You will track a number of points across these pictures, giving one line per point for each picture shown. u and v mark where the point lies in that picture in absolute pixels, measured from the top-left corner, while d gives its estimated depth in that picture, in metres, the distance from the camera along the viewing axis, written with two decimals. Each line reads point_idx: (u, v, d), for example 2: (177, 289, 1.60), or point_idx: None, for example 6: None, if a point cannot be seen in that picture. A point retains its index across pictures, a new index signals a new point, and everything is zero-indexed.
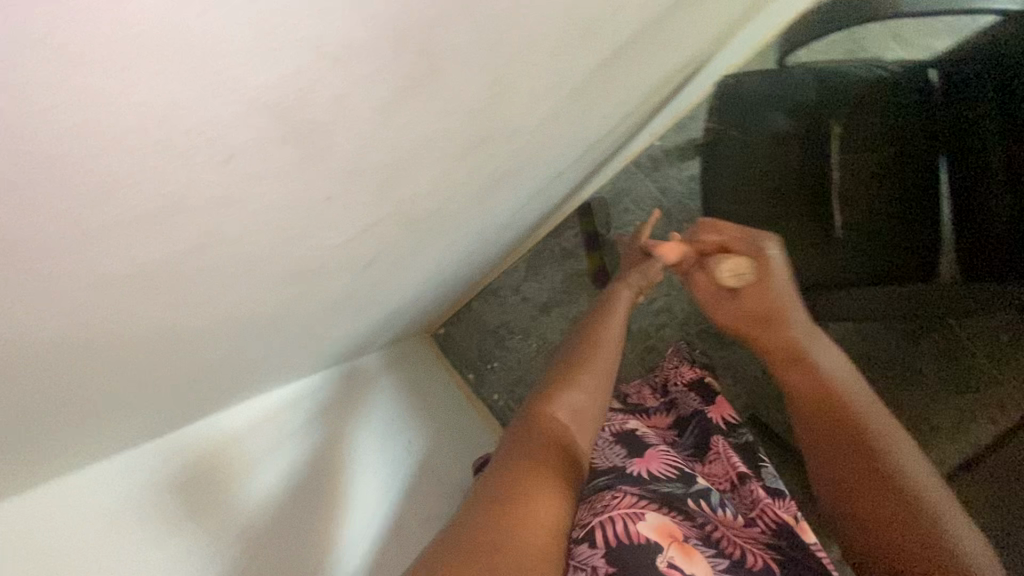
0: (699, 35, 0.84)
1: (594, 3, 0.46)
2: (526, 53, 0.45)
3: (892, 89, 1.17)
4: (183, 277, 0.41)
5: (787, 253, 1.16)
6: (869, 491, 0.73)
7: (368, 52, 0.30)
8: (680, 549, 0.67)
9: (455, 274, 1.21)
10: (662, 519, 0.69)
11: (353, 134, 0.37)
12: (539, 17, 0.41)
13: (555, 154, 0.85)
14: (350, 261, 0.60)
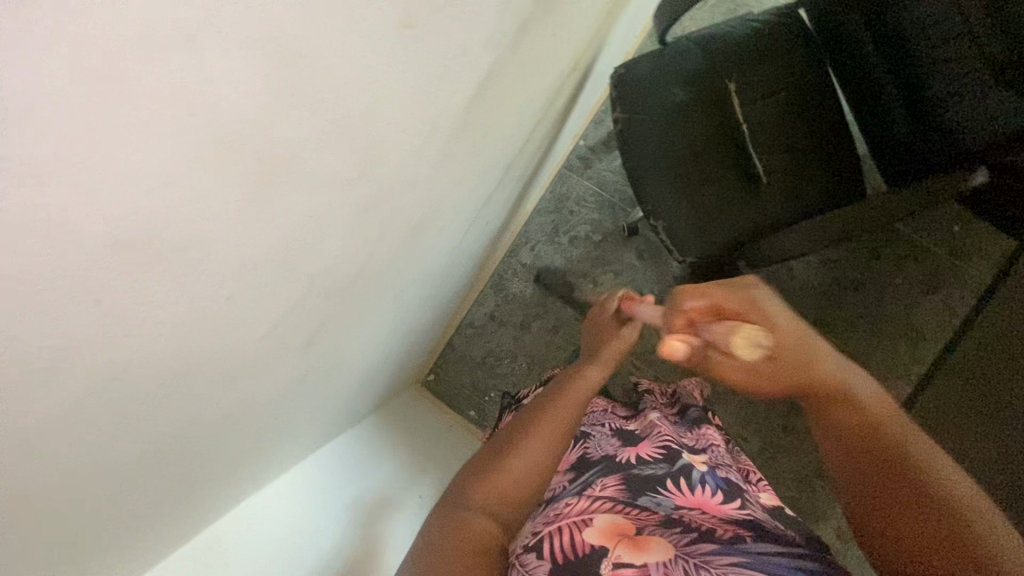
0: (569, 43, 0.89)
1: (429, 56, 0.50)
2: (379, 117, 0.49)
3: (771, 35, 1.22)
4: (122, 408, 0.44)
5: (722, 214, 1.21)
6: (899, 506, 0.61)
7: (200, 169, 0.34)
8: (633, 545, 0.69)
9: (420, 321, 1.23)
10: (613, 522, 0.73)
11: (223, 237, 0.40)
12: (374, 85, 0.45)
13: (469, 187, 0.88)
14: (288, 344, 0.62)
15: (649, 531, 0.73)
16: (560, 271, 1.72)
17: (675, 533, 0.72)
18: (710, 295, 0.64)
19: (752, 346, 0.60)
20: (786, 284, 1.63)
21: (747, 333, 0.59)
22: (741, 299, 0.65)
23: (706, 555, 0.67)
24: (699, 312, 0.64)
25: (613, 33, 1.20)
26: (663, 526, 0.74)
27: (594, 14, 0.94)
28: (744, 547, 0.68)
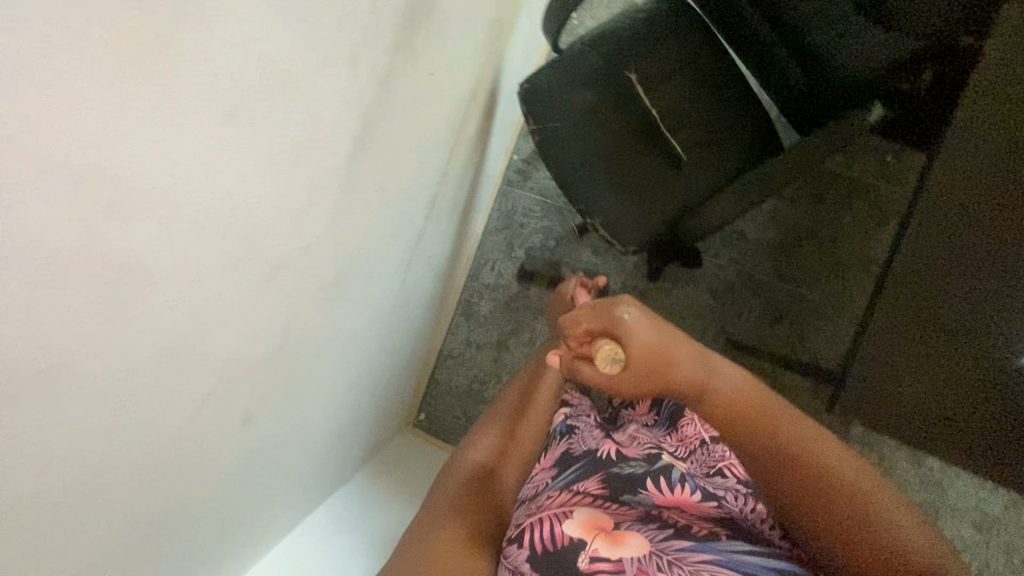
0: (453, 75, 0.92)
1: (266, 132, 0.54)
2: (225, 195, 0.52)
3: (658, 20, 1.25)
4: (35, 517, 0.47)
5: (652, 198, 1.23)
6: (813, 503, 0.78)
7: (15, 282, 0.38)
8: (612, 537, 0.65)
9: (389, 366, 1.25)
10: (592, 513, 0.68)
11: (72, 334, 0.43)
12: (203, 170, 0.49)
13: (391, 232, 0.91)
14: (217, 420, 0.65)
15: (628, 525, 0.68)
16: (523, 284, 1.74)
17: (651, 528, 0.67)
18: (583, 322, 0.91)
19: (612, 358, 0.88)
20: (741, 248, 1.65)
21: (604, 349, 0.87)
22: (607, 318, 0.89)
23: (681, 551, 0.64)
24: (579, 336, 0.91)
25: (509, 52, 1.24)
26: (641, 521, 0.69)
27: (473, 43, 0.97)
28: (717, 546, 0.66)
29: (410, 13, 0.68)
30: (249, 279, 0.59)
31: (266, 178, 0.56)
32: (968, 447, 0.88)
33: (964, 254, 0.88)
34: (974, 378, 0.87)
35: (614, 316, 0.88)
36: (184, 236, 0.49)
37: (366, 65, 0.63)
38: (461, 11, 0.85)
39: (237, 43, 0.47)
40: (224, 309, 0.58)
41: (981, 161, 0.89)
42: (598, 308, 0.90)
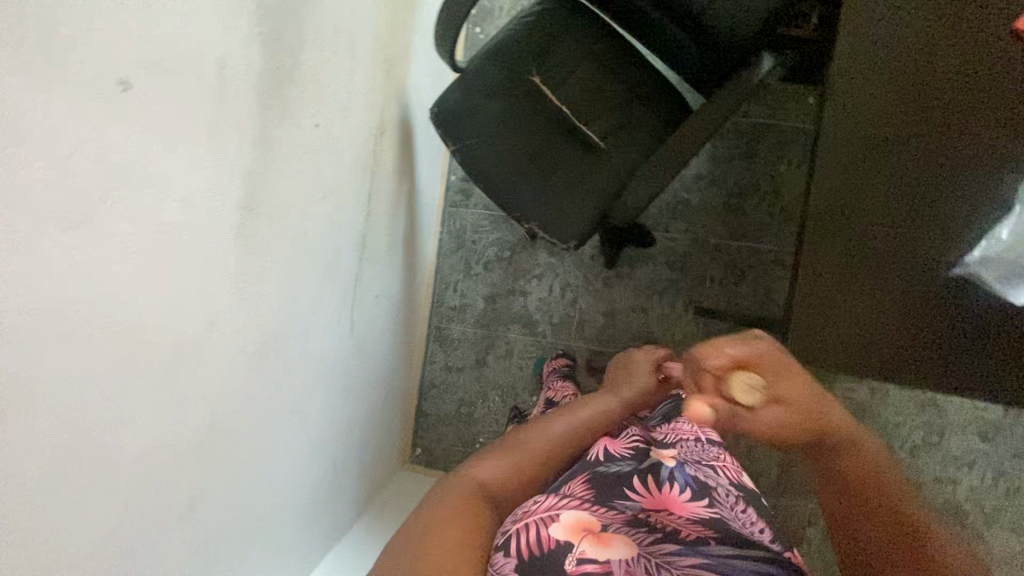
0: (346, 119, 0.93)
1: (127, 224, 0.55)
2: (96, 295, 0.54)
3: (546, 19, 1.26)
4: None
5: (581, 190, 1.24)
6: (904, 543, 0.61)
7: None
8: (598, 540, 0.69)
9: (362, 410, 1.25)
10: (579, 517, 0.71)
11: None
12: (64, 278, 0.50)
13: (319, 284, 0.91)
14: (157, 509, 0.65)
15: (615, 527, 0.72)
16: (488, 298, 1.75)
17: (640, 532, 0.72)
18: (725, 351, 0.56)
19: (754, 389, 0.57)
20: (690, 216, 1.67)
21: (736, 379, 0.56)
22: (772, 355, 0.57)
23: (669, 555, 0.69)
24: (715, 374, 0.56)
25: (412, 81, 1.25)
26: (629, 523, 0.73)
27: (363, 83, 0.98)
28: (706, 550, 0.70)
29: (270, 72, 0.68)
30: (157, 358, 0.61)
31: (150, 264, 0.58)
32: (914, 374, 0.88)
33: (872, 177, 0.89)
34: (910, 301, 0.87)
35: (761, 346, 0.57)
36: (77, 339, 0.52)
37: (233, 134, 0.64)
38: (336, 55, 0.85)
39: (67, 154, 0.49)
40: (140, 395, 0.60)
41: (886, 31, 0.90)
42: (745, 335, 0.58)
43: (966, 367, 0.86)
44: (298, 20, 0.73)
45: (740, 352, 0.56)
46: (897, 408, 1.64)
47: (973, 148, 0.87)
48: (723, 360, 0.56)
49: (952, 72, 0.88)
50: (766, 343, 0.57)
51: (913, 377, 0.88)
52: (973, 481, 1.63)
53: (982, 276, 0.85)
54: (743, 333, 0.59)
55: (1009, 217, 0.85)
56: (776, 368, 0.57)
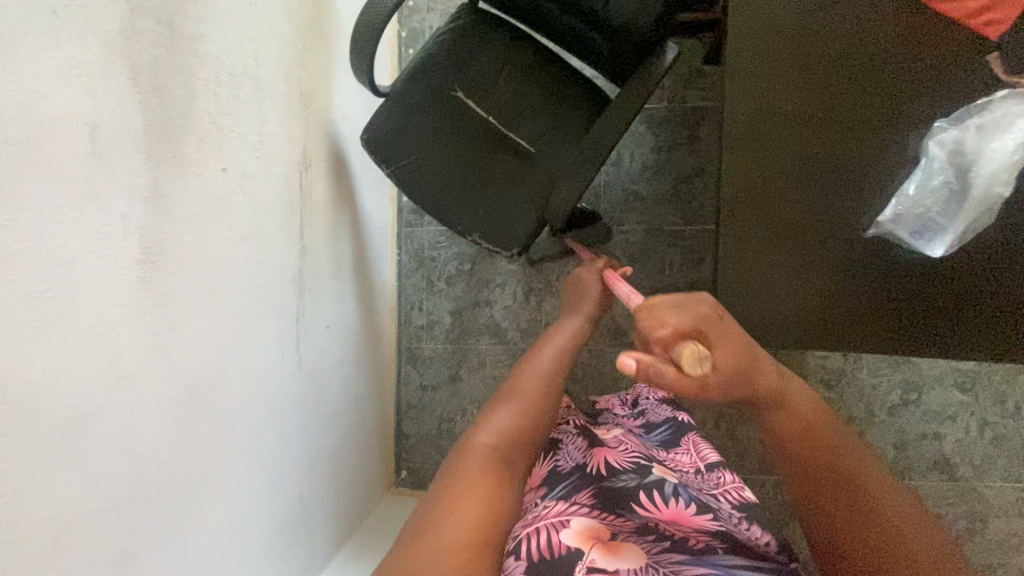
0: (261, 159, 0.94)
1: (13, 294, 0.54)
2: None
3: (462, 34, 1.28)
4: None
5: (518, 196, 1.25)
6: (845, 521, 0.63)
7: None
8: (607, 549, 0.75)
9: (329, 443, 1.25)
10: (586, 526, 0.79)
11: None
12: None
13: (250, 324, 0.92)
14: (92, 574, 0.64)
15: (625, 537, 0.79)
16: (455, 313, 1.75)
17: (647, 541, 0.78)
18: (668, 320, 0.58)
19: (699, 360, 0.57)
20: (641, 207, 1.68)
21: (689, 352, 0.56)
22: (701, 313, 0.60)
23: (676, 564, 0.73)
24: (662, 343, 0.58)
25: (338, 110, 1.26)
26: (637, 533, 0.80)
27: (276, 122, 0.99)
28: (714, 561, 0.73)
29: (157, 125, 0.69)
30: (55, 427, 0.59)
31: (25, 335, 0.56)
32: (858, 338, 0.88)
33: (780, 146, 0.89)
34: (847, 270, 0.87)
35: (700, 311, 0.60)
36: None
37: (120, 193, 0.65)
38: (236, 100, 0.86)
39: None
40: (36, 470, 0.57)
41: (785, 8, 0.90)
42: (686, 298, 0.61)
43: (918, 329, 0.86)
44: (184, 71, 0.74)
45: (680, 316, 0.59)
46: (872, 370, 1.64)
47: (874, 110, 0.88)
48: (671, 329, 0.58)
49: (846, 38, 0.89)
50: (701, 306, 0.60)
51: (837, 341, 0.89)
52: (958, 434, 1.62)
53: (893, 233, 0.85)
54: (685, 299, 0.61)
55: (913, 170, 0.85)
56: (717, 331, 0.60)
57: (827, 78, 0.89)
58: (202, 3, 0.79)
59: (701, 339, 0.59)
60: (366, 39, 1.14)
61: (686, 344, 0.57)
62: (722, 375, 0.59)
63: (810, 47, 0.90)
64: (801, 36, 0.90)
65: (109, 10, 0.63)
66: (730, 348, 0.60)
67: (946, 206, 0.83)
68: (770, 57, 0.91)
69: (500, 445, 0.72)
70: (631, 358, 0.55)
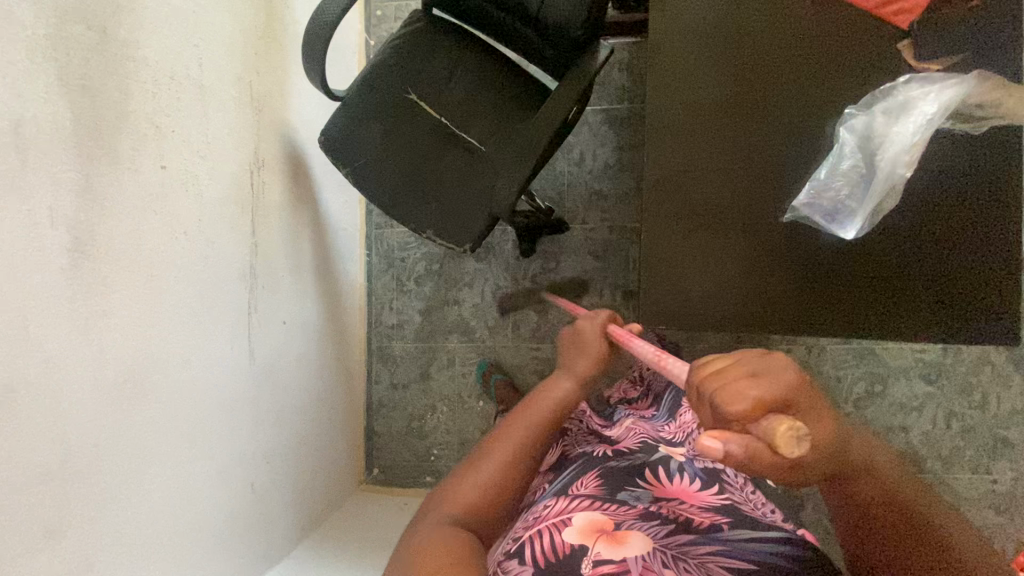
0: (206, 158, 0.98)
1: None
2: None
3: (414, 39, 1.33)
4: None
5: (469, 191, 1.29)
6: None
7: None
8: (612, 539, 0.67)
9: (287, 436, 1.28)
10: (589, 521, 0.70)
11: None
12: None
13: (194, 315, 0.95)
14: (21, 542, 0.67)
15: (629, 524, 0.70)
16: (424, 312, 1.78)
17: (654, 525, 0.71)
18: (749, 389, 0.40)
19: (799, 441, 0.38)
20: (604, 205, 1.71)
21: (783, 432, 0.38)
22: (792, 375, 0.41)
23: (685, 545, 0.67)
24: (740, 418, 0.40)
25: (295, 115, 1.31)
26: (643, 518, 0.72)
27: (224, 123, 1.04)
28: (720, 536, 0.69)
29: (84, 123, 0.74)
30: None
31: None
32: (840, 320, 0.89)
33: (696, 139, 0.92)
34: (829, 258, 0.89)
35: (789, 378, 0.41)
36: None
37: (47, 184, 0.69)
38: (177, 101, 0.91)
39: None
40: None
41: (700, 11, 0.93)
42: (766, 358, 0.42)
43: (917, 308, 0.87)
44: (117, 75, 0.80)
45: (765, 381, 0.40)
46: (837, 363, 1.64)
47: (792, 107, 0.90)
48: (749, 403, 0.40)
49: (766, 37, 0.91)
50: (792, 369, 0.42)
51: (759, 326, 0.91)
52: (925, 425, 1.61)
53: (809, 217, 0.87)
54: (762, 357, 0.42)
55: (827, 156, 0.87)
56: (810, 400, 0.41)
57: (741, 78, 0.92)
58: (139, 12, 0.84)
59: (791, 411, 0.40)
60: (316, 45, 1.19)
61: (776, 419, 0.39)
62: (814, 457, 0.42)
63: (723, 49, 0.92)
64: (715, 37, 0.93)
65: (38, 16, 0.68)
66: (821, 418, 0.42)
67: (855, 189, 0.84)
68: (686, 60, 0.93)
69: (456, 524, 0.66)
70: (711, 441, 0.39)
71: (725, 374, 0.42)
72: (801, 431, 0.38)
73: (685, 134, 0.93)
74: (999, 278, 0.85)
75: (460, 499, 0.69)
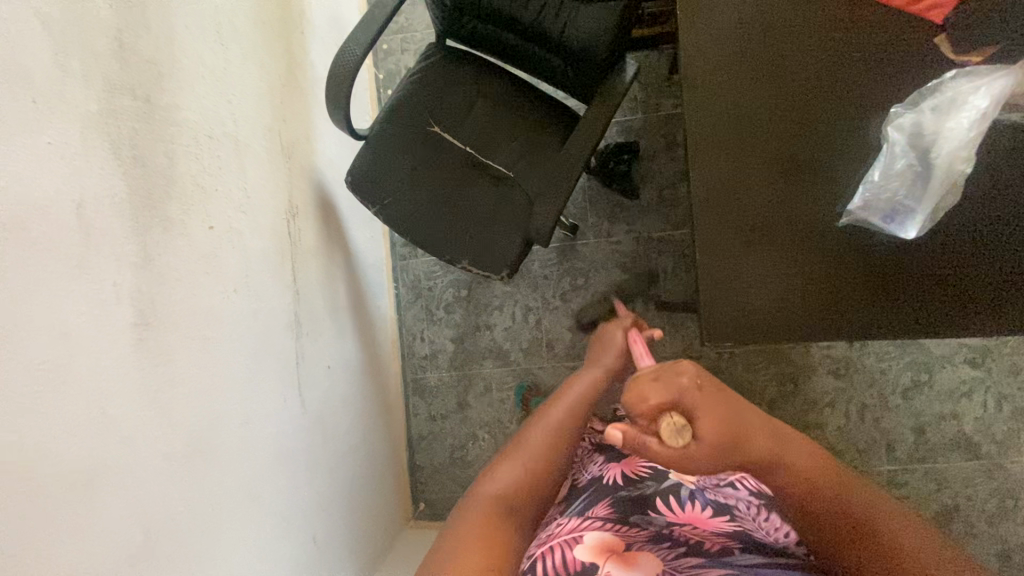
0: (246, 211, 0.97)
1: (30, 362, 0.58)
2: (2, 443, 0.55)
3: (432, 72, 1.33)
4: None
5: (500, 217, 1.28)
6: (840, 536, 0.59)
7: None
8: (623, 561, 0.66)
9: (340, 482, 1.26)
10: (600, 538, 0.68)
11: None
12: None
13: (249, 373, 0.94)
14: None
15: (640, 546, 0.69)
16: (457, 340, 1.76)
17: (663, 547, 0.69)
18: (647, 394, 0.58)
19: (677, 430, 0.57)
20: (628, 216, 1.70)
21: (667, 425, 0.57)
22: (687, 387, 0.58)
23: (693, 567, 0.66)
24: (644, 414, 0.58)
25: (322, 158, 1.31)
26: (653, 539, 0.71)
27: (260, 175, 1.04)
28: (734, 561, 0.66)
29: (138, 195, 0.73)
30: (61, 494, 0.60)
31: (21, 399, 0.57)
32: (852, 332, 0.89)
33: (739, 153, 0.92)
34: (827, 258, 0.89)
35: (681, 384, 0.58)
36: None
37: (110, 263, 0.68)
38: (218, 161, 0.91)
39: None
40: (49, 523, 0.59)
41: (729, 26, 0.93)
42: (667, 368, 0.60)
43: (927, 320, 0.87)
44: (164, 141, 0.79)
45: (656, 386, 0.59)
46: (880, 355, 1.61)
47: (833, 114, 0.89)
48: (645, 405, 0.58)
49: (798, 46, 0.91)
50: (686, 379, 0.59)
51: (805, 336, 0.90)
52: (977, 410, 1.58)
53: (865, 220, 0.87)
54: (668, 371, 0.60)
55: (876, 158, 0.87)
56: (699, 398, 0.58)
57: (777, 90, 0.91)
58: (178, 76, 0.84)
59: (681, 411, 0.58)
60: (340, 88, 1.19)
61: (663, 415, 0.58)
62: (708, 445, 0.57)
63: (756, 62, 0.92)
64: (746, 51, 0.92)
65: (89, 92, 0.68)
66: (712, 416, 0.58)
67: (913, 187, 0.85)
68: (720, 76, 0.93)
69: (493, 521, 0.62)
70: (613, 428, 0.58)
71: (637, 382, 0.60)
72: (674, 422, 0.57)
73: (728, 148, 0.92)
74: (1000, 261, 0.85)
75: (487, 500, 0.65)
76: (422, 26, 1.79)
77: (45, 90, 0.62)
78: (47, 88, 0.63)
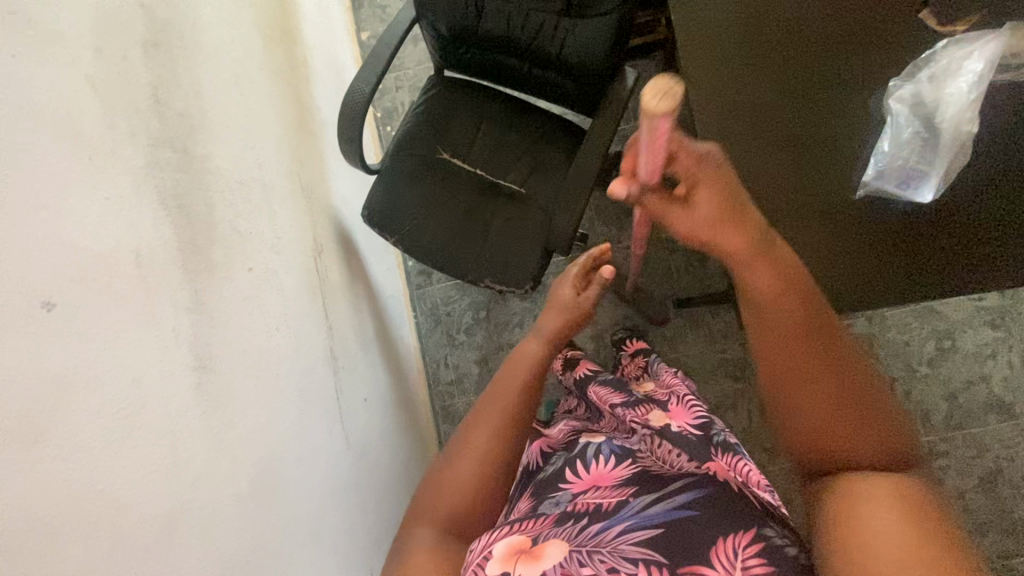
0: (278, 249, 0.99)
1: (107, 410, 0.59)
2: (87, 492, 0.55)
3: (435, 103, 1.38)
4: None
5: (517, 232, 1.31)
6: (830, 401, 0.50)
7: None
8: (529, 556, 0.56)
9: (387, 515, 1.23)
10: (507, 541, 0.59)
11: None
12: (68, 478, 0.54)
13: (297, 409, 0.94)
14: None
15: (547, 532, 0.60)
16: (481, 362, 1.76)
17: (569, 522, 0.60)
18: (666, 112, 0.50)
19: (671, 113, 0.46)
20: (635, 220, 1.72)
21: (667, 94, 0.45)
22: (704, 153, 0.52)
23: (598, 530, 0.57)
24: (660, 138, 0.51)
25: (336, 195, 1.34)
26: (558, 521, 0.61)
27: (286, 215, 1.06)
28: (629, 511, 0.59)
29: (185, 241, 0.75)
30: (143, 545, 0.60)
31: (101, 447, 0.58)
32: (865, 302, 0.91)
33: (753, 134, 0.94)
34: (830, 227, 0.92)
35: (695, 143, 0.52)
36: (31, 565, 0.50)
37: (168, 308, 0.69)
38: (250, 204, 0.93)
39: (43, 368, 0.54)
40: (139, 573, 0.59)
41: (725, 22, 0.98)
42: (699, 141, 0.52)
43: (923, 280, 0.90)
44: (202, 188, 0.81)
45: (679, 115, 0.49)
46: (901, 327, 1.63)
47: (838, 91, 0.93)
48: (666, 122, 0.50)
49: (795, 32, 0.95)
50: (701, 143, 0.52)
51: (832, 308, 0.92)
52: (1004, 370, 1.59)
53: (882, 189, 0.90)
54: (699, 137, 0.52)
55: (882, 129, 0.91)
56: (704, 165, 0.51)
57: (778, 73, 0.95)
58: (208, 127, 0.87)
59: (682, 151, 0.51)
60: (351, 127, 1.22)
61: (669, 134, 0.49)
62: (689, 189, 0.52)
63: (754, 51, 0.96)
64: (745, 42, 0.97)
65: (136, 147, 0.70)
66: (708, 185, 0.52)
67: (923, 154, 0.89)
68: (723, 66, 0.97)
69: (454, 519, 0.63)
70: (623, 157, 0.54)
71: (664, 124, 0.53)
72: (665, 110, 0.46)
73: (741, 130, 0.95)
74: (998, 224, 0.88)
75: (448, 499, 0.64)
76: (413, 64, 1.85)
77: (99, 147, 0.65)
78: (99, 146, 0.65)
